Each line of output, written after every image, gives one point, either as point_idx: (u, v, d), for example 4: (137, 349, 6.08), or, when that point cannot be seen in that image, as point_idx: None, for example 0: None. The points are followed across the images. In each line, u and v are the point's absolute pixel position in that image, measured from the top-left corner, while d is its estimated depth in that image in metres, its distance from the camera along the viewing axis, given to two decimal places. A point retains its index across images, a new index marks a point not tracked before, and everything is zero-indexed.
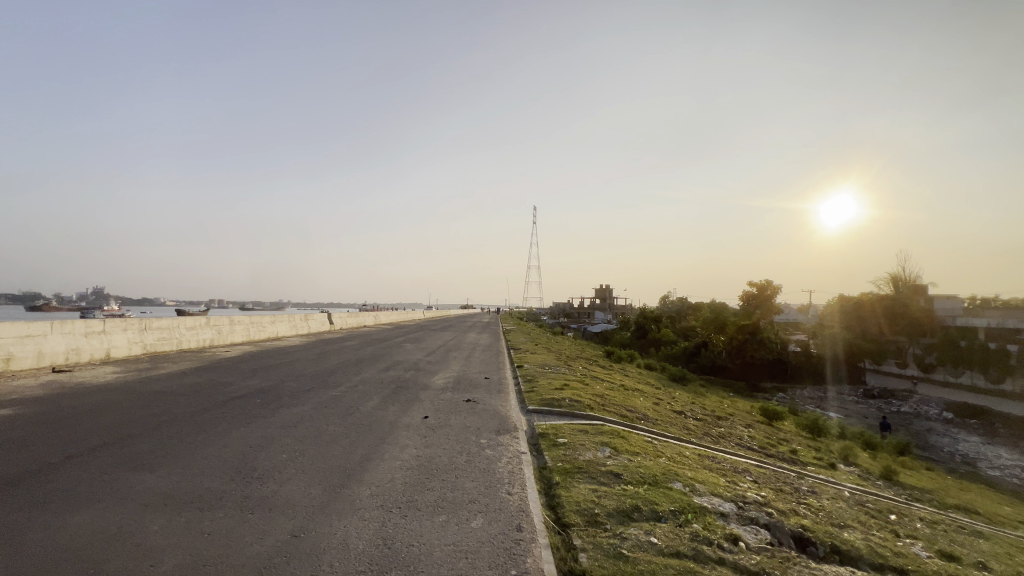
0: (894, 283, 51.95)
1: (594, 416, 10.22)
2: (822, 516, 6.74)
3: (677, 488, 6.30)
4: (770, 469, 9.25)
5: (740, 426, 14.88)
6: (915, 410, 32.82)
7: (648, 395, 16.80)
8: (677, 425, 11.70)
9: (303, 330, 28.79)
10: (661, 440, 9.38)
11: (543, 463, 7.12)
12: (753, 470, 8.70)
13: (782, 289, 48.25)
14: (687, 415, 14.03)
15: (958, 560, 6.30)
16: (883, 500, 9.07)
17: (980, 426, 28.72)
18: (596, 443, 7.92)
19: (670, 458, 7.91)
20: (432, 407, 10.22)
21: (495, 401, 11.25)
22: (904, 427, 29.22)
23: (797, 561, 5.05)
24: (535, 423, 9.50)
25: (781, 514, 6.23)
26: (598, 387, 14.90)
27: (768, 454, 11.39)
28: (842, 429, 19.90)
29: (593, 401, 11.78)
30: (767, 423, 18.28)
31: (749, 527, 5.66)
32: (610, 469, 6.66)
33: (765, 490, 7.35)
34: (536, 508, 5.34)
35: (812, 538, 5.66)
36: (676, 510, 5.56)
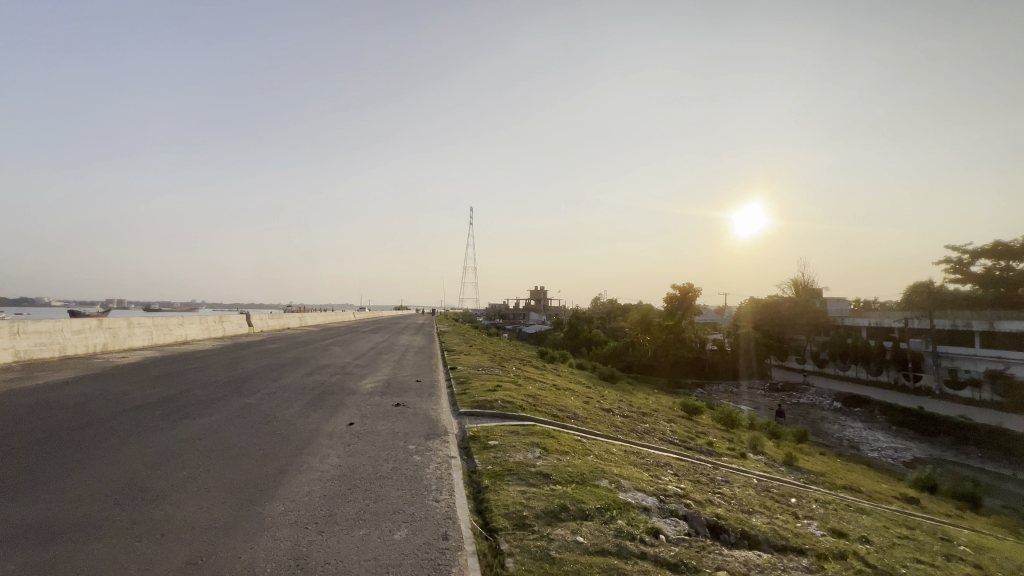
0: (795, 286, 57.58)
1: (526, 417, 10.30)
2: (733, 504, 7.26)
3: (603, 485, 6.49)
4: (688, 461, 9.84)
5: (663, 421, 15.72)
6: (812, 400, 36.67)
7: (579, 394, 17.29)
8: (605, 423, 12.10)
9: (217, 333, 26.51)
10: (589, 438, 9.66)
11: (474, 466, 7.05)
12: (674, 463, 9.19)
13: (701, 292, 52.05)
14: (615, 413, 14.56)
15: (845, 536, 7.05)
16: (785, 484, 9.97)
17: (862, 413, 32.66)
18: (527, 444, 7.98)
19: (598, 455, 8.15)
20: (358, 412, 9.77)
21: (426, 405, 10.97)
22: (802, 416, 32.56)
23: (711, 549, 5.38)
24: (466, 425, 9.36)
25: (697, 504, 6.62)
26: (531, 387, 15.08)
27: (687, 446, 12.12)
28: (752, 421, 21.68)
29: (526, 402, 11.89)
30: (688, 418, 19.50)
31: (669, 519, 5.95)
32: (540, 470, 6.72)
33: (684, 482, 7.78)
34: (463, 514, 5.25)
35: (724, 525, 6.06)
36: (602, 507, 5.72)
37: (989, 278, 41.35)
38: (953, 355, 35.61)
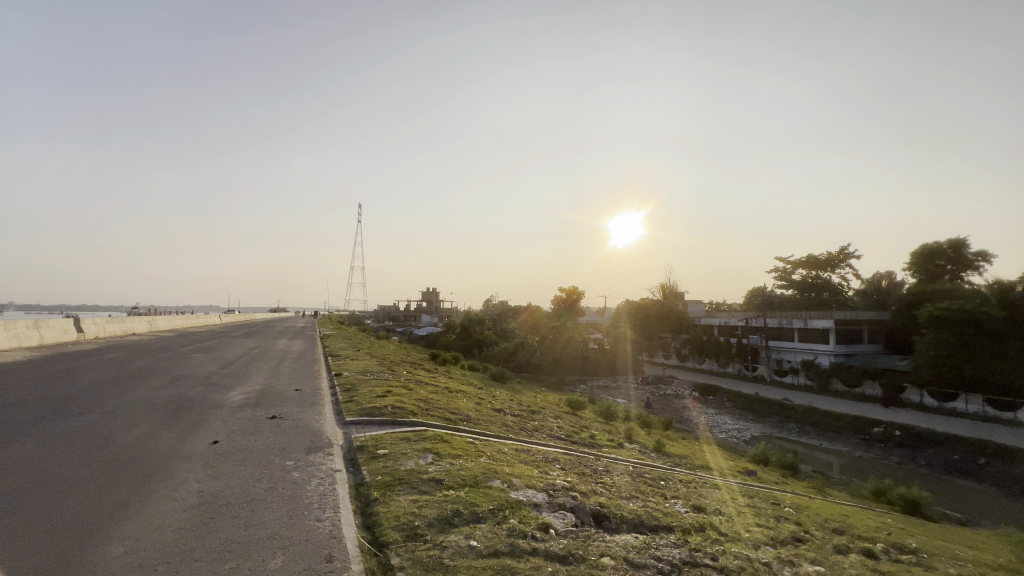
0: (663, 289, 64.61)
1: (418, 422, 10.05)
2: (614, 492, 7.86)
3: (496, 486, 6.58)
4: (574, 454, 10.43)
5: (550, 418, 16.49)
6: (675, 391, 41.51)
7: (472, 396, 17.39)
8: (497, 423, 12.32)
9: (31, 341, 21.57)
10: (481, 439, 9.75)
11: (362, 478, 6.66)
12: (561, 457, 9.65)
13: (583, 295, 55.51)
14: (505, 412, 14.89)
15: (703, 510, 8.07)
16: (655, 469, 11.06)
17: (714, 399, 37.84)
18: (418, 450, 7.76)
19: (490, 456, 8.23)
20: (225, 429, 8.67)
21: (308, 416, 10.11)
22: (668, 405, 36.69)
23: (595, 537, 5.75)
24: (353, 435, 8.82)
25: (583, 496, 7.04)
26: (423, 391, 14.79)
27: (573, 441, 12.84)
28: (627, 413, 23.73)
29: (418, 407, 11.58)
30: (572, 414, 20.72)
31: (558, 513, 6.24)
32: (432, 476, 6.59)
33: (570, 476, 8.23)
34: (350, 532, 4.93)
35: (607, 513, 6.52)
36: (494, 508, 5.79)
37: (805, 285, 50.46)
38: (779, 347, 42.93)
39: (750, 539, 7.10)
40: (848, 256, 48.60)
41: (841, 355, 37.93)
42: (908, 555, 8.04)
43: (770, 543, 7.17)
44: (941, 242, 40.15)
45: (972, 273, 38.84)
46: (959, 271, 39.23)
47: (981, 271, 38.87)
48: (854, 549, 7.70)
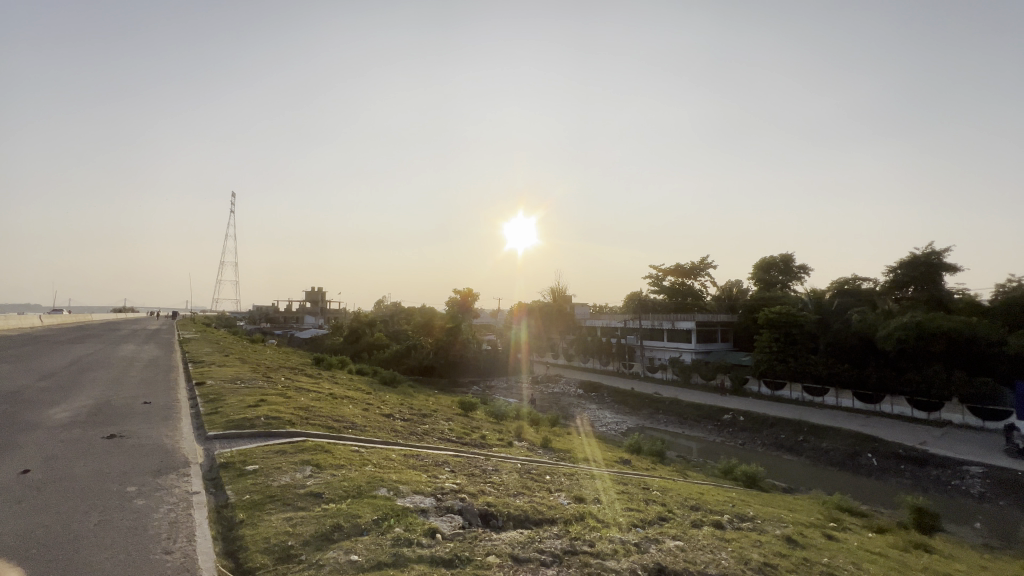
0: (552, 291, 67.84)
1: (297, 432, 9.29)
2: (502, 490, 8.03)
3: (381, 494, 6.32)
4: (464, 456, 10.43)
5: (442, 421, 16.35)
6: (562, 389, 43.77)
7: (358, 402, 16.47)
8: (385, 429, 11.85)
9: None
10: (367, 447, 9.31)
11: (226, 499, 5.94)
12: (451, 460, 9.59)
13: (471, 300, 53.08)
14: (395, 418, 14.40)
15: (583, 500, 8.61)
16: (541, 465, 11.52)
17: (596, 395, 40.70)
18: (295, 463, 7.15)
19: (376, 464, 7.88)
20: (42, 454, 7.15)
21: (158, 433, 8.75)
22: (556, 403, 38.51)
23: (482, 536, 5.82)
24: (217, 451, 7.85)
25: (471, 497, 7.08)
26: (302, 399, 13.63)
27: (464, 442, 12.84)
28: (517, 412, 24.40)
29: (296, 416, 10.66)
30: (464, 415, 20.78)
31: (445, 516, 6.21)
32: (310, 490, 6.12)
33: (460, 478, 8.22)
34: (207, 562, 4.38)
35: (494, 512, 6.64)
36: (379, 518, 5.56)
37: (674, 290, 56.57)
38: (652, 346, 47.65)
39: (623, 522, 7.73)
40: (707, 266, 55.59)
41: (701, 353, 43.32)
42: (747, 522, 9.41)
43: (639, 524, 7.91)
44: (775, 256, 47.92)
45: (797, 283, 46.89)
46: (788, 281, 47.11)
47: (803, 281, 47.10)
48: (706, 522, 8.80)
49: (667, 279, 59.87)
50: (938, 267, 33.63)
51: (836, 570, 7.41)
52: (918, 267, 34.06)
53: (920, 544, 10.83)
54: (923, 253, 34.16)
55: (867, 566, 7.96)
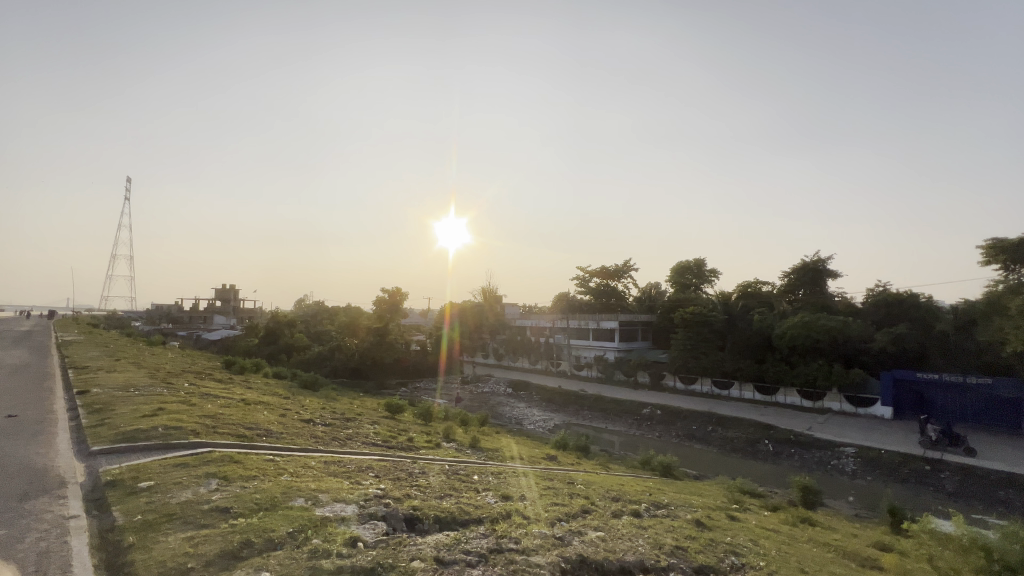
0: (483, 291, 67.90)
1: (201, 442, 8.50)
2: (428, 493, 7.91)
3: (298, 505, 5.96)
4: (389, 460, 10.13)
5: (367, 424, 15.76)
6: (491, 388, 43.98)
7: (274, 407, 15.37)
8: (304, 435, 11.19)
9: None
10: (284, 455, 8.75)
11: (111, 523, 5.27)
12: (375, 465, 9.27)
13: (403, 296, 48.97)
14: (315, 423, 13.66)
15: (509, 498, 8.72)
16: (469, 465, 11.49)
17: (525, 393, 41.34)
18: (199, 477, 6.52)
19: (292, 473, 7.41)
20: None
21: (26, 451, 7.57)
22: (486, 402, 38.65)
23: (405, 542, 5.69)
24: (103, 468, 6.96)
25: (396, 502, 6.89)
26: (208, 405, 12.47)
27: (390, 446, 12.46)
28: (446, 412, 24.14)
29: (200, 425, 9.72)
30: (390, 418, 20.20)
31: (368, 523, 6.01)
32: (216, 505, 5.63)
33: (384, 482, 7.98)
34: None
35: (420, 515, 6.53)
36: (295, 530, 5.24)
37: (599, 291, 58.96)
38: (578, 345, 49.41)
39: (548, 517, 7.93)
40: (630, 268, 58.56)
41: (623, 351, 45.66)
42: (662, 509, 10.05)
43: (564, 518, 8.17)
44: (690, 261, 51.63)
45: (708, 286, 50.86)
46: (700, 284, 50.94)
47: (713, 283, 51.17)
48: (626, 512, 9.29)
49: (593, 281, 62.25)
50: (823, 273, 38.17)
51: (737, 547, 8.15)
52: (807, 272, 38.41)
53: (805, 518, 12.23)
54: (812, 261, 38.54)
55: (763, 541, 8.85)
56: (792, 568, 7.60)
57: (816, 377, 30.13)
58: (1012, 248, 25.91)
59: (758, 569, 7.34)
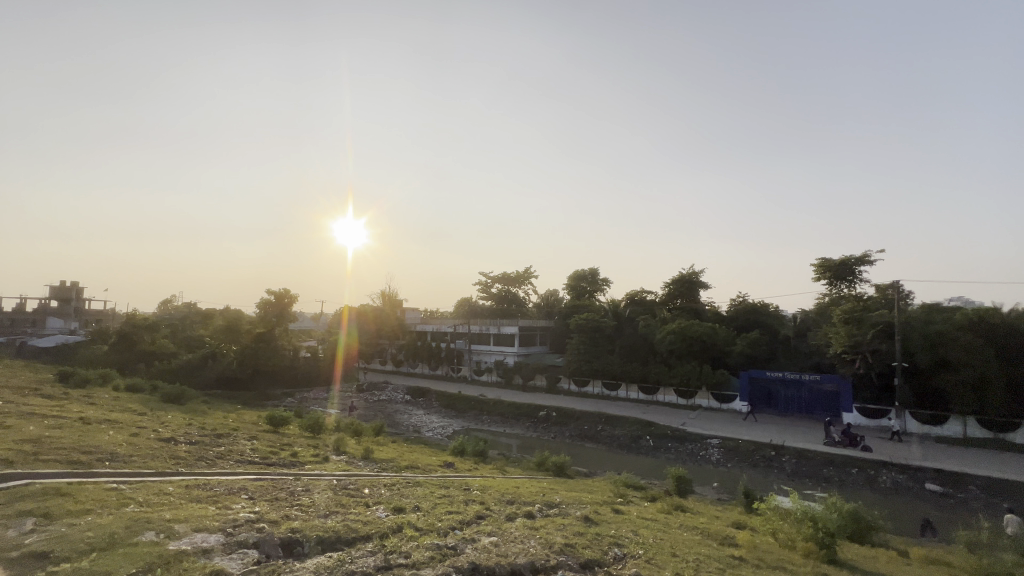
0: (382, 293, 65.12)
1: (16, 474, 6.96)
2: (311, 512, 7.31)
3: (147, 540, 5.15)
4: (268, 479, 9.21)
5: (244, 440, 14.18)
6: (389, 396, 42.25)
7: (123, 426, 13.11)
8: (161, 457, 9.72)
9: None
10: (134, 482, 7.53)
11: None
12: (249, 485, 8.35)
13: (294, 299, 45.32)
14: (177, 442, 11.93)
15: (402, 510, 8.42)
16: (360, 478, 10.90)
17: (423, 400, 40.35)
18: (8, 518, 5.33)
19: (141, 503, 6.39)
20: None
21: None
22: (382, 411, 37.03)
23: (280, 570, 5.19)
24: None
25: (272, 525, 6.27)
26: (30, 428, 10.26)
27: (269, 463, 11.31)
28: (338, 422, 22.65)
29: (15, 453, 7.95)
30: (272, 432, 18.42)
31: (236, 554, 5.39)
32: (33, 550, 4.64)
33: (259, 504, 7.23)
34: None
35: (300, 537, 6.01)
36: (140, 570, 4.52)
37: (500, 297, 59.96)
38: (479, 351, 49.69)
39: (441, 527, 7.80)
40: (530, 275, 60.39)
41: (522, 355, 46.94)
42: (554, 508, 10.44)
43: (458, 526, 8.11)
44: (585, 269, 54.82)
45: (600, 294, 54.33)
46: (594, 291, 54.22)
47: (605, 291, 54.77)
48: (519, 514, 9.47)
49: (495, 287, 63.06)
50: (696, 284, 42.91)
51: (620, 538, 8.74)
52: (684, 283, 42.93)
53: (679, 505, 13.56)
54: (688, 272, 43.09)
55: (643, 531, 9.60)
56: (665, 553, 8.32)
57: (689, 377, 33.65)
58: (836, 267, 31.48)
59: (637, 557, 7.92)
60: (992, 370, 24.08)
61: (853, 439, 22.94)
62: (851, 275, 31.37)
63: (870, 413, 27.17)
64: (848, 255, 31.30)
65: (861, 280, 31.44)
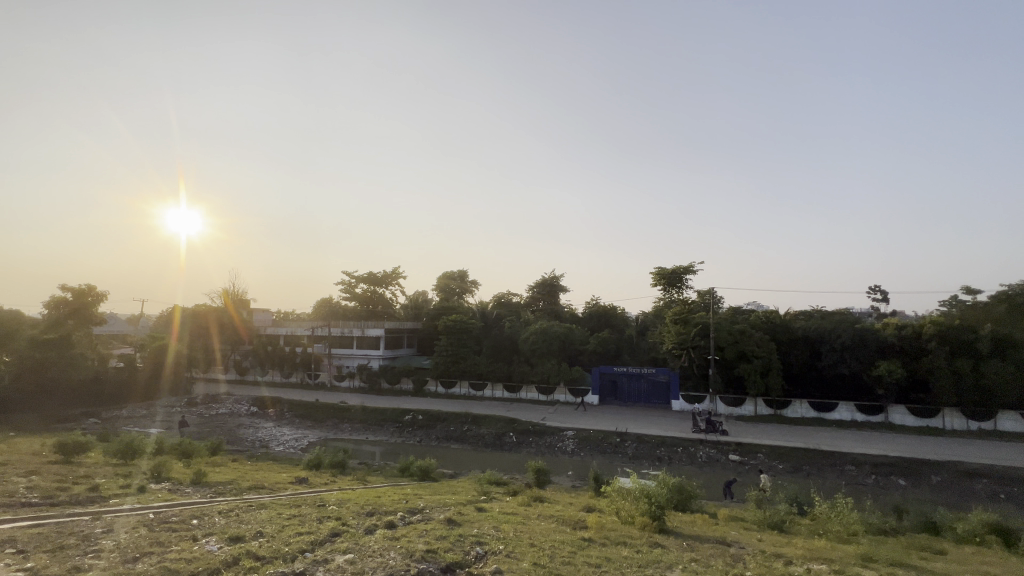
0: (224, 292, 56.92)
1: None
2: (111, 559, 6.03)
3: None
4: (49, 524, 7.36)
5: (16, 477, 11.12)
6: (230, 409, 36.97)
7: None
8: None
9: None
10: None
11: None
12: (19, 535, 6.57)
13: (101, 298, 37.28)
14: None
15: (241, 539, 7.44)
16: (188, 507, 9.36)
17: (274, 412, 36.10)
18: None
19: None
20: None
21: None
22: (221, 427, 32.24)
23: None
24: None
25: None
26: None
27: (56, 503, 9.05)
28: (160, 444, 19.10)
29: None
30: (63, 464, 14.78)
31: None
32: None
33: (34, 559, 5.75)
34: None
35: None
36: None
37: (365, 298, 56.94)
38: (340, 355, 46.53)
39: (288, 552, 7.07)
40: (398, 276, 58.49)
41: (387, 359, 45.26)
42: (417, 514, 10.21)
43: (308, 549, 7.45)
44: (454, 271, 55.02)
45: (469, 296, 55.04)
46: (463, 293, 54.69)
47: (473, 293, 55.61)
48: (379, 525, 9.07)
49: (359, 287, 59.59)
50: (556, 288, 46.14)
51: (482, 536, 8.90)
52: (546, 286, 45.82)
53: (538, 497, 14.34)
54: (549, 277, 46.12)
55: (504, 526, 9.90)
56: (524, 545, 8.71)
57: (549, 374, 35.90)
58: (668, 275, 36.58)
59: (497, 553, 8.14)
60: (773, 359, 30.45)
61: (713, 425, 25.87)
62: (680, 282, 36.73)
63: (691, 399, 32.15)
64: (678, 265, 36.60)
65: (687, 287, 37.06)
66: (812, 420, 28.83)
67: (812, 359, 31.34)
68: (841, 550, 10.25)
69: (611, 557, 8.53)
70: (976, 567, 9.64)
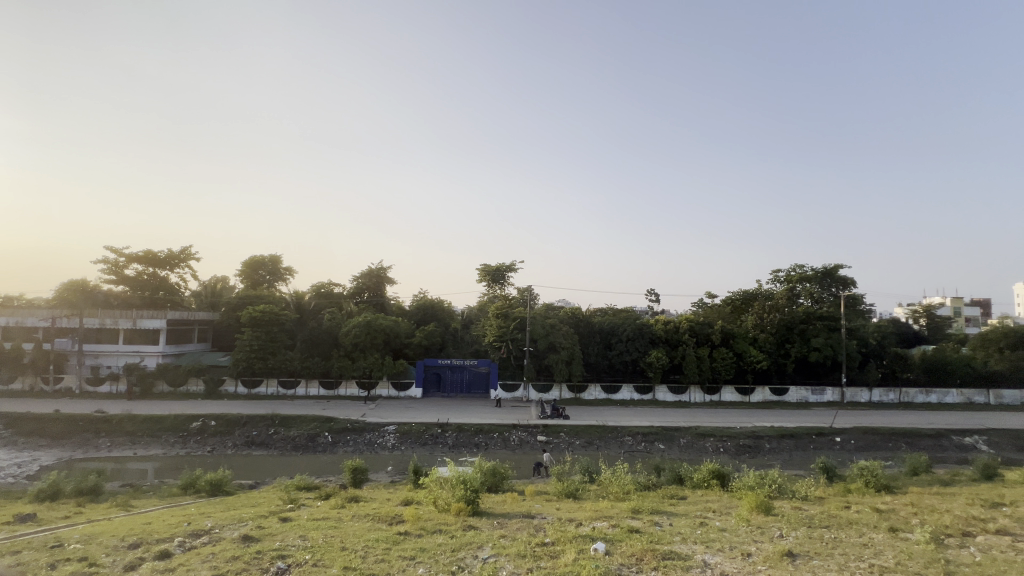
0: None
1: None
2: None
3: None
4: None
5: None
6: None
7: None
8: None
9: None
10: None
11: None
12: None
13: None
14: None
15: None
16: None
17: None
18: None
19: None
20: None
21: None
22: None
23: None
24: None
25: None
26: None
27: None
28: None
29: None
30: None
31: None
32: None
33: None
34: None
35: None
36: None
37: (139, 282, 46.05)
38: (97, 352, 36.84)
39: None
40: (189, 257, 48.90)
41: (168, 356, 37.56)
42: (201, 537, 8.73)
43: None
44: (263, 256, 48.40)
45: (281, 284, 49.18)
46: (274, 281, 48.56)
47: (288, 282, 49.90)
48: (147, 559, 7.45)
49: (128, 268, 47.62)
50: (382, 279, 44.56)
51: (285, 549, 8.09)
52: (371, 278, 43.95)
53: (353, 496, 13.67)
54: (374, 268, 44.28)
55: (312, 533, 9.17)
56: (334, 550, 8.20)
57: (371, 369, 34.45)
58: (493, 271, 38.72)
59: (302, 564, 7.48)
60: (576, 350, 34.78)
61: (558, 411, 29.51)
62: (503, 279, 39.14)
63: (506, 388, 34.65)
64: (502, 263, 38.97)
65: (508, 284, 39.70)
66: (603, 401, 33.92)
67: (605, 349, 36.80)
68: (618, 506, 12.34)
69: (426, 547, 8.63)
70: (703, 504, 12.70)
